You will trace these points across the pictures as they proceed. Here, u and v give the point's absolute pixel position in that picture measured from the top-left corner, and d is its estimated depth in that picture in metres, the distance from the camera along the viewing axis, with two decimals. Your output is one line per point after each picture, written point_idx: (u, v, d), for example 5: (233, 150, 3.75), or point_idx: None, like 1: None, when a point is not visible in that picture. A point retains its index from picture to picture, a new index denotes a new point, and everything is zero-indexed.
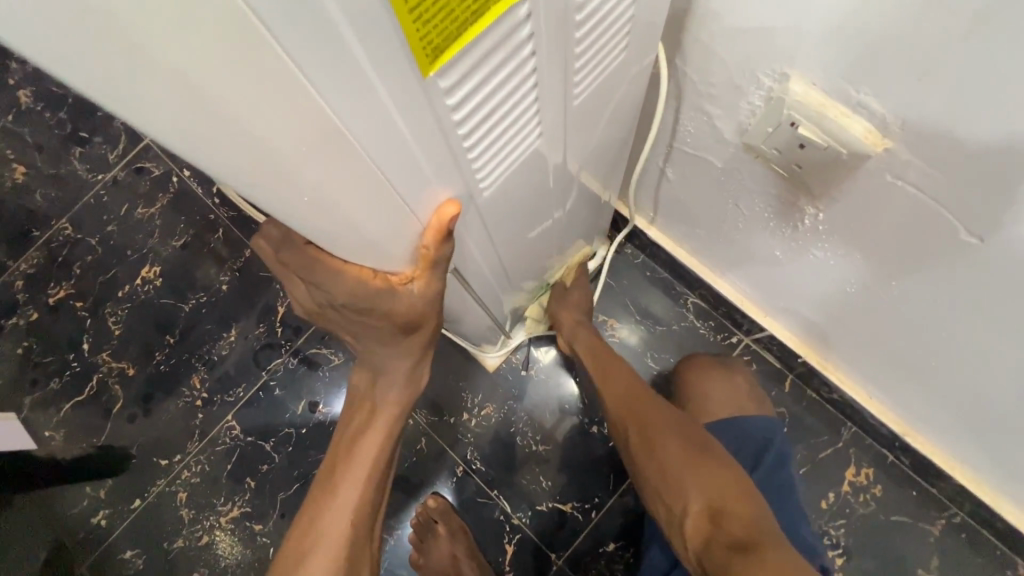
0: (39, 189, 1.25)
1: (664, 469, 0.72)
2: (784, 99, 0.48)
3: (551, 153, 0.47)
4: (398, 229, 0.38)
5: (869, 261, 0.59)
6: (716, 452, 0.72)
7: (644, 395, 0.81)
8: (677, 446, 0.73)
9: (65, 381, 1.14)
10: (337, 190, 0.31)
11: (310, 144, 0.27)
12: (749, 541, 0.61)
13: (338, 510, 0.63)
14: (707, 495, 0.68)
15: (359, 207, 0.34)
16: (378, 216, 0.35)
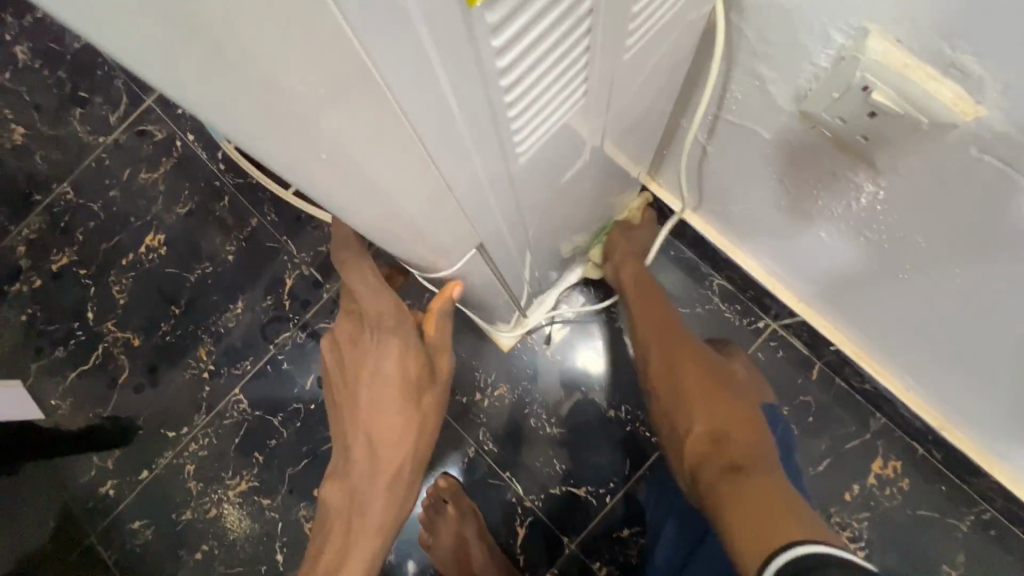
0: (38, 151, 1.21)
1: (681, 393, 0.71)
2: (857, 59, 0.42)
3: (593, 114, 0.42)
4: (428, 196, 0.34)
5: (931, 244, 0.54)
6: (733, 391, 0.71)
7: (673, 326, 0.78)
8: (700, 377, 0.71)
9: (69, 350, 1.12)
10: (365, 152, 0.27)
11: (327, 90, 0.22)
12: (745, 467, 0.62)
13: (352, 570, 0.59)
14: (716, 422, 0.67)
15: (387, 172, 0.29)
16: (408, 180, 0.31)
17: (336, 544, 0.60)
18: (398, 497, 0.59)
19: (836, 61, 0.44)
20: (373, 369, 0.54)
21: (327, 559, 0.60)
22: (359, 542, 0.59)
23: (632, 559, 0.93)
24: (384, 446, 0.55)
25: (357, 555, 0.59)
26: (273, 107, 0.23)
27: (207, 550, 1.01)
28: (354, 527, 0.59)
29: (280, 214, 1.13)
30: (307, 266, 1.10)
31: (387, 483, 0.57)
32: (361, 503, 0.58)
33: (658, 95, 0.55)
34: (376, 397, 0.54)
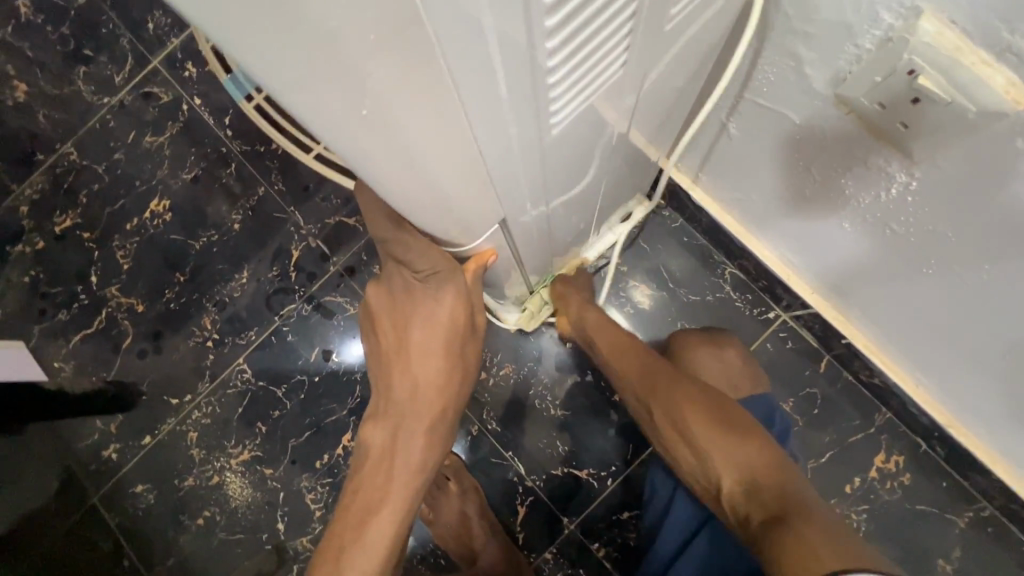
0: (41, 110, 1.18)
1: (692, 442, 0.67)
2: (907, 41, 0.40)
3: (627, 87, 0.41)
4: (461, 161, 0.32)
5: (960, 240, 0.53)
6: (741, 418, 0.67)
7: (656, 364, 0.74)
8: (698, 416, 0.67)
9: (73, 313, 1.11)
10: (406, 109, 0.26)
11: (382, 43, 0.21)
12: (784, 511, 0.57)
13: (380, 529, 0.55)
14: (739, 466, 0.63)
15: (424, 132, 0.28)
16: (444, 141, 0.30)
17: (365, 501, 0.54)
18: (433, 449, 0.55)
19: (882, 43, 0.43)
20: (420, 316, 0.50)
21: (357, 514, 0.55)
22: (393, 498, 0.54)
23: (630, 541, 0.93)
24: (426, 391, 0.52)
25: (390, 513, 0.55)
26: (321, 61, 0.22)
27: (208, 517, 1.02)
28: (385, 482, 0.54)
29: (287, 184, 1.11)
30: (313, 239, 1.09)
31: (425, 432, 0.53)
32: (394, 454, 0.53)
33: (687, 74, 0.54)
34: (426, 341, 0.50)
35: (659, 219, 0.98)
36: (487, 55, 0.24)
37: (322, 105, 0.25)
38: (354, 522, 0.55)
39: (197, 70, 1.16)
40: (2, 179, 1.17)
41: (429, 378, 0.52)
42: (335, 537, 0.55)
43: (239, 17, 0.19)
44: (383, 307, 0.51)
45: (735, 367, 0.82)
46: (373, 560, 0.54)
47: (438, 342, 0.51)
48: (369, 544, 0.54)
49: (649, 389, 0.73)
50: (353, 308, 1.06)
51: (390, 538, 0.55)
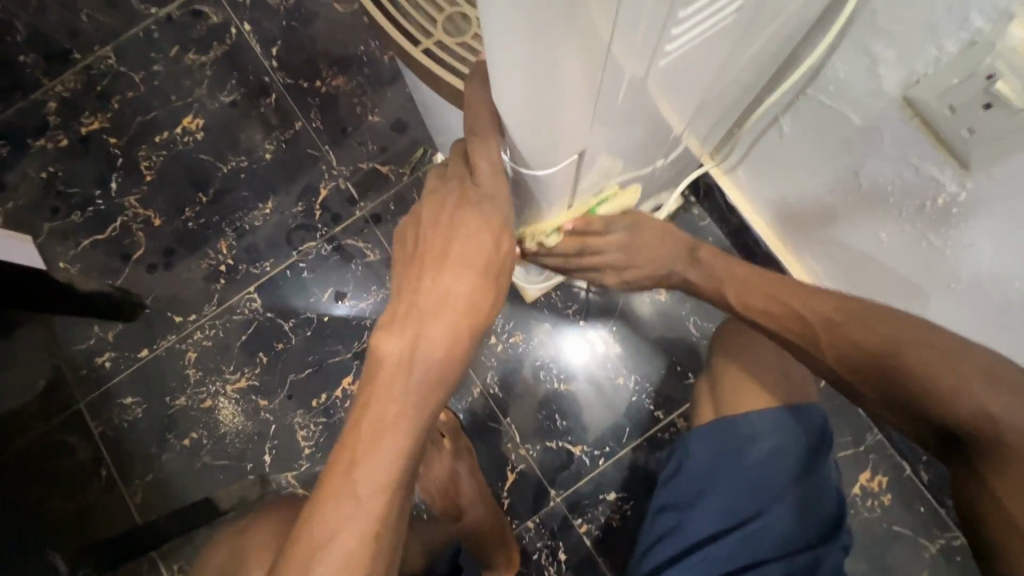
0: (85, 9, 1.16)
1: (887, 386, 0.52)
2: (992, 45, 0.43)
3: (722, 43, 0.43)
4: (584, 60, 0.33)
5: (1000, 256, 0.55)
6: (961, 354, 0.48)
7: (820, 305, 0.57)
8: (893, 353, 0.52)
9: (87, 216, 1.09)
10: None
11: None
12: (981, 459, 0.46)
13: (386, 454, 0.48)
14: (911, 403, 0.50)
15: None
16: None
17: (373, 422, 0.48)
18: (450, 379, 0.50)
19: (966, 47, 0.45)
20: (467, 228, 0.48)
21: (360, 435, 0.49)
22: (404, 426, 0.49)
23: (613, 522, 0.94)
24: (454, 304, 0.49)
25: (400, 437, 0.49)
26: None
27: (195, 438, 1.01)
28: (398, 405, 0.49)
29: (325, 123, 1.11)
30: (344, 180, 1.08)
31: (447, 354, 0.49)
32: (412, 369, 0.48)
33: (766, 61, 0.55)
34: (468, 251, 0.49)
35: (688, 216, 0.99)
36: None
37: None
38: (363, 439, 0.48)
39: None
40: (33, 70, 1.15)
41: (464, 295, 0.49)
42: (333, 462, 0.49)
43: None
44: (429, 219, 0.49)
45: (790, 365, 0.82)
46: (374, 493, 0.48)
47: (478, 255, 0.49)
48: (374, 469, 0.48)
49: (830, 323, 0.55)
50: (373, 256, 1.06)
51: (396, 464, 0.49)
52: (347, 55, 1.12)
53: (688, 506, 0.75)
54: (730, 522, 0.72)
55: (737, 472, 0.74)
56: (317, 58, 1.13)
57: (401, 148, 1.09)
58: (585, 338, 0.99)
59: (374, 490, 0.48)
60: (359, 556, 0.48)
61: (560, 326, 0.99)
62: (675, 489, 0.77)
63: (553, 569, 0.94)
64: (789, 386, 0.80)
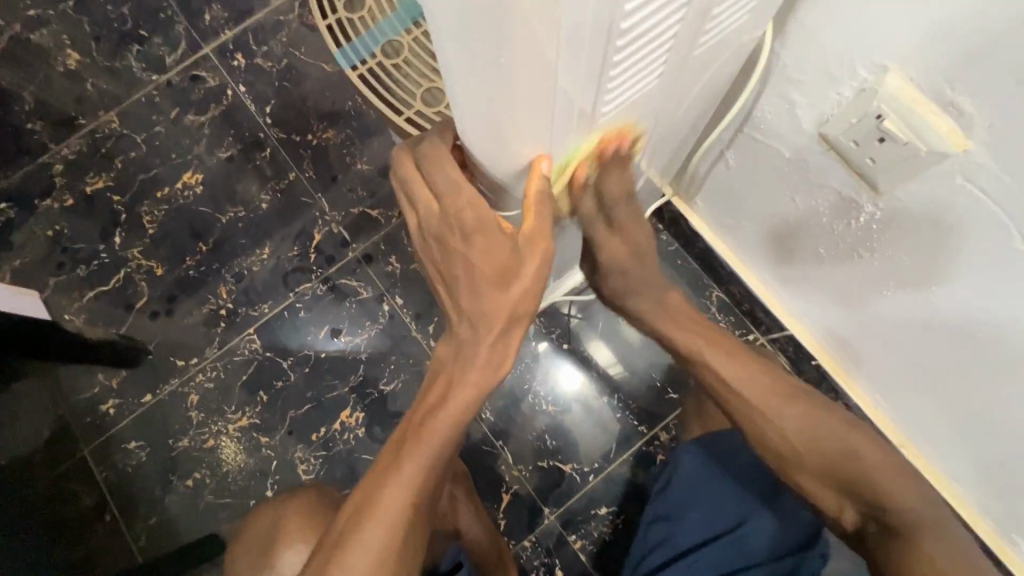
0: (90, 79, 1.25)
1: (807, 471, 0.60)
2: (877, 91, 0.51)
3: (659, 97, 0.51)
4: (535, 120, 0.41)
5: (916, 264, 0.63)
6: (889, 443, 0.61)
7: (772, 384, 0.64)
8: (805, 440, 0.60)
9: (92, 269, 1.15)
10: (523, 77, 0.36)
11: (526, 46, 0.33)
12: (900, 529, 0.57)
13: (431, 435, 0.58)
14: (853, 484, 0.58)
15: (523, 88, 0.37)
16: (530, 109, 0.39)
17: (432, 399, 0.60)
18: (490, 372, 0.58)
19: (858, 92, 0.54)
20: (477, 251, 0.52)
21: (422, 410, 0.60)
22: (451, 406, 0.58)
23: (606, 536, 0.98)
24: (484, 320, 0.55)
25: (449, 415, 0.58)
26: (487, 53, 0.33)
27: (198, 479, 1.04)
28: (448, 388, 0.59)
29: (318, 172, 1.19)
30: (336, 225, 1.16)
31: (484, 352, 0.57)
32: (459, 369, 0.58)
33: (701, 108, 0.64)
34: (483, 270, 0.52)
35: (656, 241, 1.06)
36: (579, 46, 0.35)
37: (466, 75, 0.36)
38: (417, 419, 0.60)
39: (246, 61, 1.25)
40: (40, 136, 1.22)
41: (486, 307, 0.54)
42: (401, 430, 0.61)
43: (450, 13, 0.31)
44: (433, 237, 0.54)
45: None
46: (425, 460, 0.58)
47: (486, 277, 0.53)
48: (429, 434, 0.58)
49: (765, 413, 0.62)
50: (366, 293, 1.12)
51: (445, 437, 0.59)
52: (336, 110, 1.22)
53: (682, 515, 0.80)
54: (711, 530, 0.77)
55: (739, 475, 0.79)
56: (308, 114, 1.22)
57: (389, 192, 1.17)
58: (569, 362, 1.05)
59: (418, 463, 0.58)
60: (404, 512, 0.57)
61: (546, 349, 1.05)
62: (668, 500, 0.82)
63: None
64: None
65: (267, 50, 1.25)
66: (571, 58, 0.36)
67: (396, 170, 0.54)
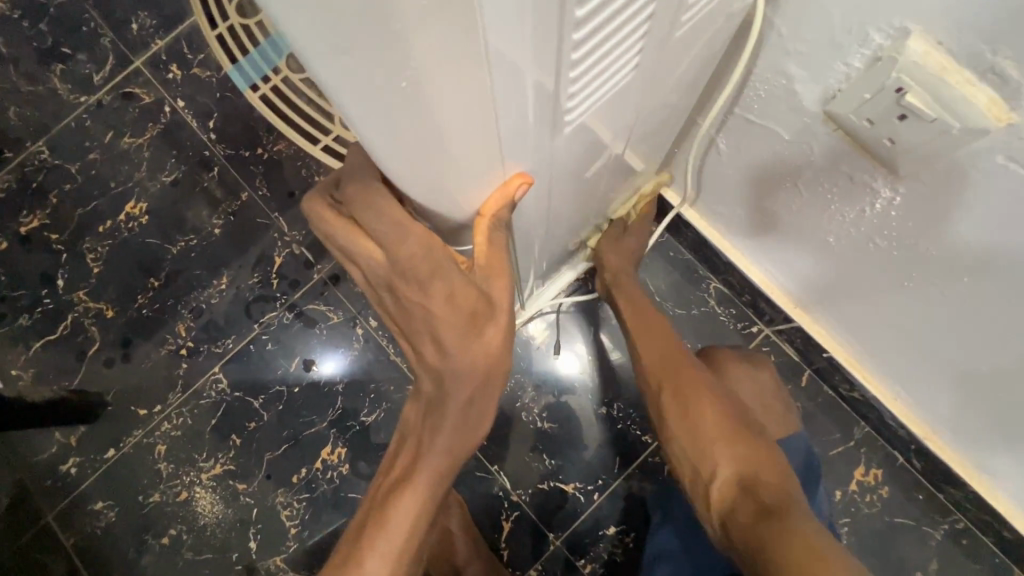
0: (12, 107, 1.14)
1: (694, 429, 0.66)
2: (895, 60, 0.43)
3: (637, 92, 0.42)
4: (478, 145, 0.33)
5: (943, 253, 0.55)
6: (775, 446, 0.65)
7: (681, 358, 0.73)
8: (704, 398, 0.68)
9: (35, 318, 1.05)
10: (448, 95, 0.27)
11: (443, 57, 0.24)
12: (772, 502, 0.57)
13: (397, 518, 0.51)
14: (733, 451, 0.63)
15: (454, 107, 0.28)
16: (470, 133, 0.31)
17: (396, 473, 0.53)
18: (460, 439, 0.52)
19: (871, 62, 0.45)
20: (437, 297, 0.43)
21: (387, 486, 0.54)
22: (418, 484, 0.52)
23: (617, 557, 0.92)
24: (452, 382, 0.48)
25: (417, 491, 0.52)
26: (395, 74, 0.25)
27: (174, 535, 0.97)
28: (415, 460, 0.52)
29: (272, 189, 1.09)
30: (298, 245, 1.06)
31: (454, 420, 0.50)
32: (424, 438, 0.52)
33: (685, 92, 0.55)
34: (446, 320, 0.45)
35: None
36: (519, 50, 0.26)
37: (378, 109, 0.27)
38: (380, 501, 0.53)
39: (182, 72, 1.13)
40: None
41: (457, 362, 0.47)
42: (364, 513, 0.54)
43: (326, 33, 0.22)
44: (380, 281, 0.45)
45: (770, 390, 0.82)
46: (396, 549, 0.51)
47: (451, 336, 0.46)
48: (394, 517, 0.51)
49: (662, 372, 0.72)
50: (337, 317, 1.03)
51: (416, 514, 0.52)
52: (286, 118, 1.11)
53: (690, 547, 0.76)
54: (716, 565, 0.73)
55: None
56: (255, 126, 1.11)
57: None
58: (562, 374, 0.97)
59: (384, 553, 0.51)
60: None
61: (537, 362, 0.97)
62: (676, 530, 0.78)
63: None
64: (770, 412, 0.79)
65: (204, 58, 1.14)
66: (513, 64, 0.27)
67: (316, 227, 0.46)
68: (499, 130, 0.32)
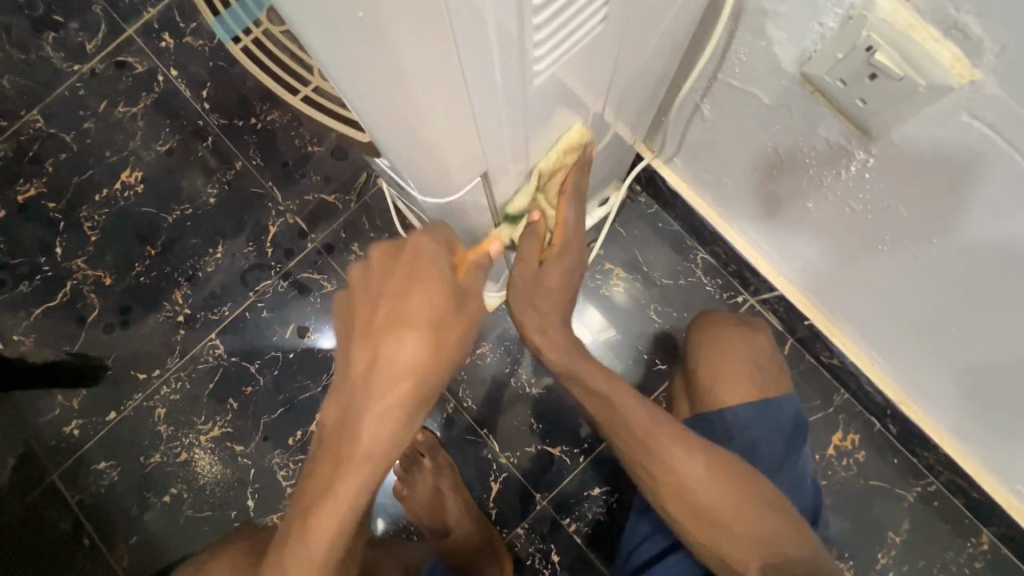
0: (6, 75, 1.14)
1: (719, 531, 0.59)
2: (866, 18, 0.43)
3: (611, 49, 0.43)
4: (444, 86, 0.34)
5: (913, 214, 0.57)
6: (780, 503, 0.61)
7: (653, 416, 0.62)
8: (721, 502, 0.59)
9: (35, 285, 1.07)
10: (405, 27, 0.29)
11: None
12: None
13: (332, 502, 0.50)
14: (758, 541, 0.58)
15: (414, 43, 0.30)
16: (433, 70, 0.33)
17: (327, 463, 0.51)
18: (381, 447, 0.51)
19: (844, 22, 0.45)
20: (417, 289, 0.49)
21: (314, 475, 0.52)
22: (344, 489, 0.50)
23: (601, 517, 0.96)
24: (411, 368, 0.50)
25: (350, 479, 0.50)
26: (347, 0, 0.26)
27: (175, 494, 1.00)
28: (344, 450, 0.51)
29: (266, 159, 1.09)
30: (292, 215, 1.07)
31: (387, 419, 0.50)
32: (362, 424, 0.50)
33: (665, 57, 0.56)
34: (411, 322, 0.49)
35: (635, 204, 1.00)
36: None
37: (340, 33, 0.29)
38: (314, 489, 0.51)
39: (175, 41, 1.13)
40: None
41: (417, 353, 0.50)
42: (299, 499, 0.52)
43: None
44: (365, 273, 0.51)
45: (765, 352, 0.83)
46: (312, 562, 0.50)
47: (419, 326, 0.49)
48: (328, 505, 0.50)
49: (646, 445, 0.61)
50: (330, 286, 1.05)
51: (351, 502, 0.51)
52: None
53: None
54: None
55: None
56: (249, 95, 1.11)
57: (345, 175, 1.08)
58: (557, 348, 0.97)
59: (320, 540, 0.50)
60: None
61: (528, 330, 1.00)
62: None
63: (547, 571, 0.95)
64: (761, 372, 0.81)
65: (196, 27, 1.13)
66: (473, 7, 0.29)
67: None
68: (466, 75, 0.34)
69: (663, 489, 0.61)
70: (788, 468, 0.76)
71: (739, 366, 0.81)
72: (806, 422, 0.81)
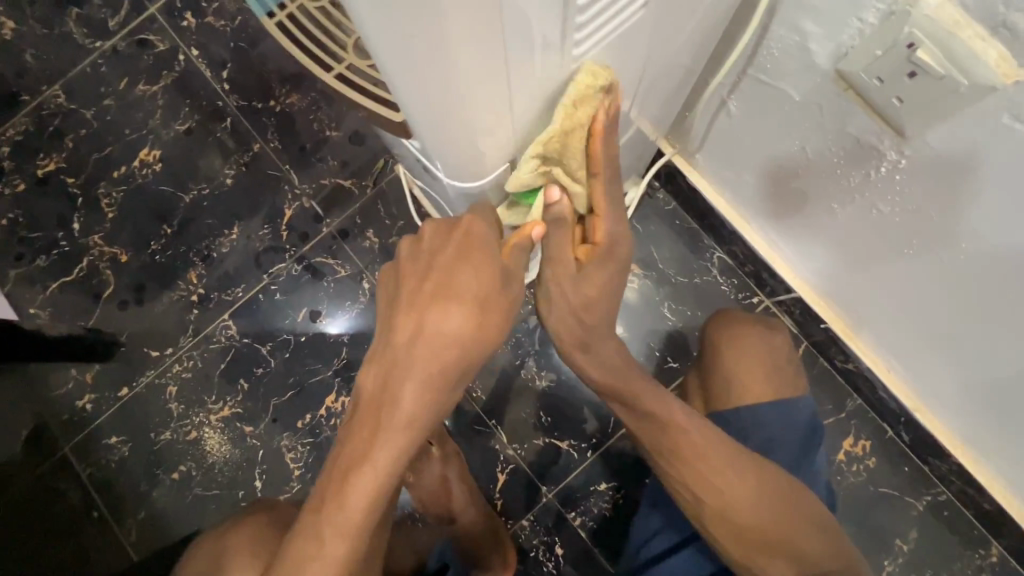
0: (28, 49, 1.14)
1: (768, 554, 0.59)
2: (909, 14, 0.42)
3: (647, 34, 0.43)
4: (483, 62, 0.34)
5: (942, 216, 0.55)
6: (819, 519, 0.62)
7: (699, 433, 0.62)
8: (770, 524, 0.59)
9: (53, 259, 1.08)
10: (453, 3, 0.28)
11: None
12: None
13: (358, 490, 0.50)
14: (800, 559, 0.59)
15: (458, 20, 0.29)
16: (475, 47, 0.32)
17: (354, 446, 0.51)
18: (423, 414, 0.51)
19: (885, 17, 0.44)
20: (465, 272, 0.49)
21: (340, 457, 0.52)
22: (369, 474, 0.50)
23: (607, 512, 0.96)
24: (448, 349, 0.49)
25: (376, 464, 0.50)
26: None
27: (184, 471, 1.01)
28: (375, 436, 0.50)
29: (284, 142, 1.09)
30: (308, 199, 1.07)
31: (418, 404, 0.50)
32: (394, 406, 0.50)
33: (696, 51, 0.55)
34: (456, 305, 0.49)
35: (653, 200, 0.99)
36: None
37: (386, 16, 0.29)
38: (338, 473, 0.51)
39: (196, 20, 1.13)
40: None
41: (454, 335, 0.49)
42: (321, 483, 0.52)
43: None
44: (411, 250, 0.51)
45: (784, 353, 0.83)
46: (335, 552, 0.50)
47: (460, 308, 0.49)
48: (353, 489, 0.50)
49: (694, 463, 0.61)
50: (344, 271, 1.05)
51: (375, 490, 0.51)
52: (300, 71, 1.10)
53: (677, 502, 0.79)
54: None
55: None
56: (269, 78, 1.11)
57: (363, 161, 1.08)
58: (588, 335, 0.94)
59: (340, 530, 0.50)
60: None
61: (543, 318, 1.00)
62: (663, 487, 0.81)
63: (551, 563, 0.95)
64: (778, 373, 0.80)
65: (218, 8, 1.13)
66: None
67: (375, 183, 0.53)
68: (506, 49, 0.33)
69: (715, 513, 0.61)
70: (802, 471, 0.75)
71: (755, 365, 0.81)
72: (819, 423, 0.80)
